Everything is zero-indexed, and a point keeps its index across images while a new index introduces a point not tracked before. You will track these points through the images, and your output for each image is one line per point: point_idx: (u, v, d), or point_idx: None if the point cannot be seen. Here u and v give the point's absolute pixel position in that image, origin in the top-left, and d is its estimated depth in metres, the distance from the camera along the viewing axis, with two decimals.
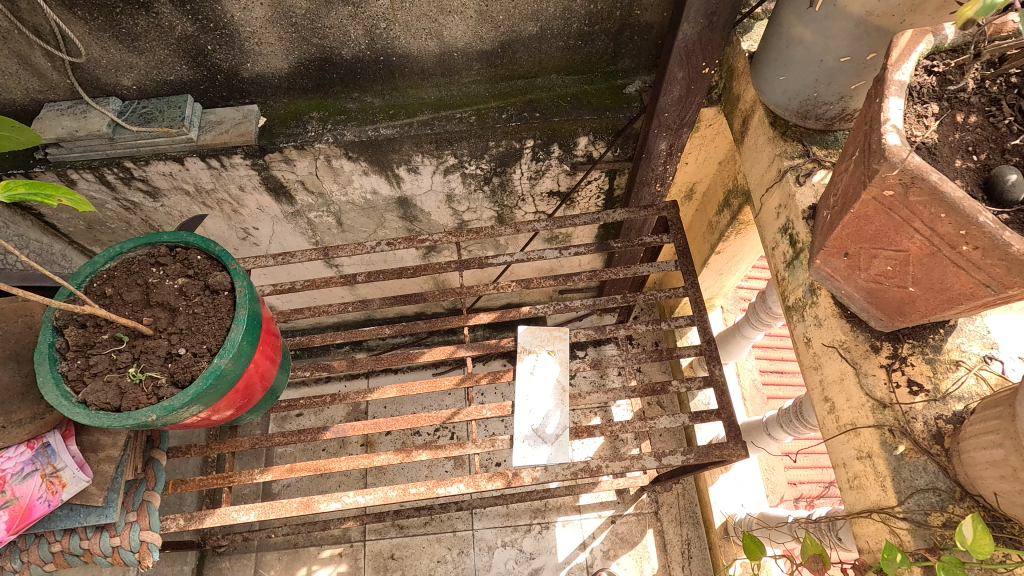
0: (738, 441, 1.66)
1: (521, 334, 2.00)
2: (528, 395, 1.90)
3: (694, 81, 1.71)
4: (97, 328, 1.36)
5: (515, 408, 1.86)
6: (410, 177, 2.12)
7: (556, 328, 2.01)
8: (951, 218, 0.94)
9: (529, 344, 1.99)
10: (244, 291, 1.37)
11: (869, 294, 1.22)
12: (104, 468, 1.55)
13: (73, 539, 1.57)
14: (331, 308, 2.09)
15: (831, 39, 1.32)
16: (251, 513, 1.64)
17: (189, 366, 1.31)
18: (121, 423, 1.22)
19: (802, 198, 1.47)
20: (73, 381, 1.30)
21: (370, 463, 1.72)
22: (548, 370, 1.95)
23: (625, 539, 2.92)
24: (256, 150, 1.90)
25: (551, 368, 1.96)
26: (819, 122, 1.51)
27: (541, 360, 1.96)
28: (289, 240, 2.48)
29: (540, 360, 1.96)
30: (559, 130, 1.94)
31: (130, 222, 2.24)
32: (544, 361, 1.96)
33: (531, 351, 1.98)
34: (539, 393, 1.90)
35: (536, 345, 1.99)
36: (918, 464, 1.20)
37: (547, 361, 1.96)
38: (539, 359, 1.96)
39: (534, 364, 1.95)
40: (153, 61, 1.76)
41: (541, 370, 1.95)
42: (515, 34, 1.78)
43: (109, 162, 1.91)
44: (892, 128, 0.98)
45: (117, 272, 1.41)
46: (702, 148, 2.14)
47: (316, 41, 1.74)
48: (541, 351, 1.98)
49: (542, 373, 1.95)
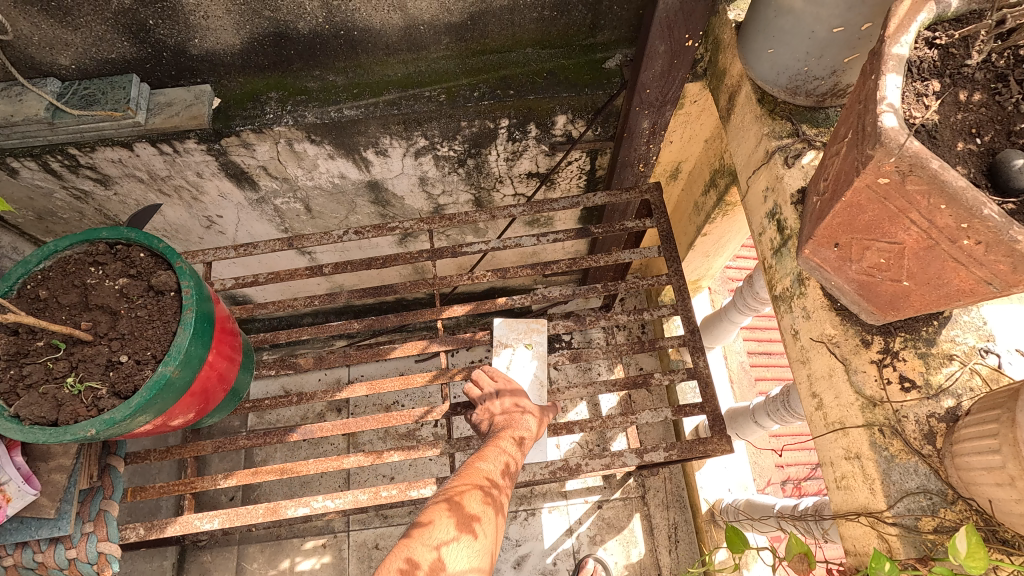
0: (722, 435, 1.60)
1: (498, 327, 1.93)
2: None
3: (677, 55, 1.59)
4: (32, 335, 1.26)
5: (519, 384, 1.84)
6: (379, 161, 2.00)
7: (534, 321, 1.93)
8: (952, 210, 0.85)
9: (507, 338, 1.92)
10: (191, 291, 1.28)
11: (860, 287, 1.14)
12: (55, 478, 1.47)
13: (27, 552, 1.50)
14: (298, 302, 1.98)
15: (823, 8, 1.21)
16: (215, 521, 1.57)
17: (131, 375, 1.22)
18: (58, 439, 1.13)
19: (790, 181, 1.38)
20: (6, 394, 1.20)
21: (339, 465, 1.64)
22: (525, 364, 1.88)
23: (611, 524, 2.89)
24: (210, 134, 1.77)
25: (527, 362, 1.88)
26: (810, 99, 1.41)
27: (519, 354, 1.89)
28: (256, 227, 2.36)
29: (518, 354, 1.89)
30: (535, 109, 1.82)
31: (83, 212, 2.11)
32: (522, 355, 1.89)
33: (508, 344, 1.91)
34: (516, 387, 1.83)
35: (514, 338, 1.92)
36: (909, 466, 1.13)
37: (525, 355, 1.89)
38: (516, 353, 1.89)
39: (512, 357, 1.89)
40: (91, 38, 1.62)
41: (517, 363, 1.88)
42: (485, 5, 1.65)
43: (51, 149, 1.77)
44: (889, 109, 0.88)
45: (52, 273, 1.30)
46: (687, 126, 2.03)
47: (268, 14, 1.60)
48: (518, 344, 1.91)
49: (519, 367, 1.87)
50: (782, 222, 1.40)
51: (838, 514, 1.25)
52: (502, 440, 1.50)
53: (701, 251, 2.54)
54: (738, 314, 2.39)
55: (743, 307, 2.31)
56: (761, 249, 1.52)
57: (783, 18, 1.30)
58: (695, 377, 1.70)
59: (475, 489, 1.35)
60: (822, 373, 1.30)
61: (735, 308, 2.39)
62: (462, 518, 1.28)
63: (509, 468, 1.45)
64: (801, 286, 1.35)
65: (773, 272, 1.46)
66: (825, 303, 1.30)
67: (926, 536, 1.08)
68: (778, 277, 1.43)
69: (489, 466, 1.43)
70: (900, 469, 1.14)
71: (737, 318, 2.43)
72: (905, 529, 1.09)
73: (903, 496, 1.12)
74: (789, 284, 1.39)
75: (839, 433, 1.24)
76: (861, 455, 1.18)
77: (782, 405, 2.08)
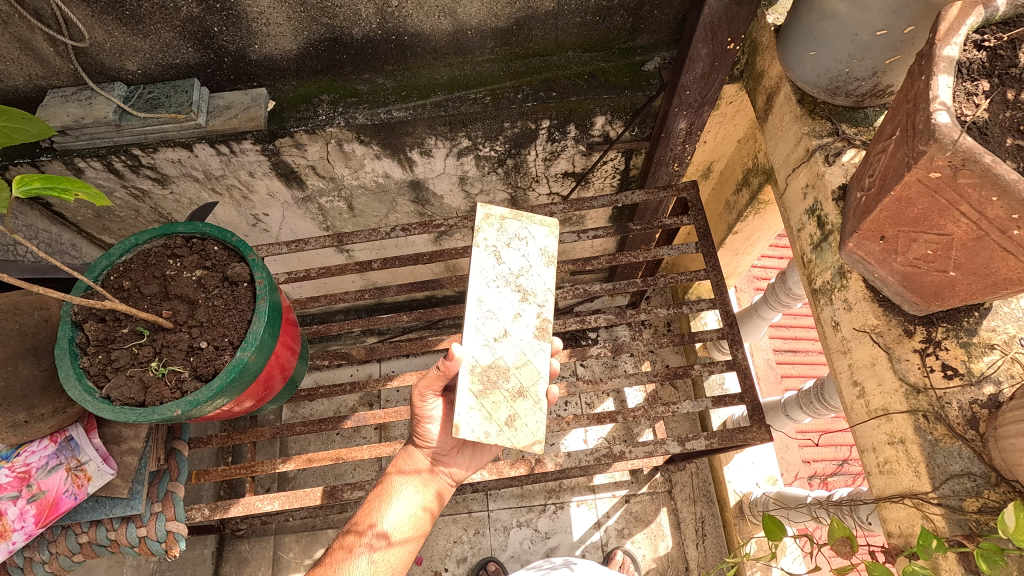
0: (761, 424, 1.69)
1: (477, 217, 1.56)
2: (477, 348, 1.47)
3: (718, 58, 1.65)
4: (117, 322, 1.40)
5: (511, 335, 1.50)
6: (423, 160, 2.07)
7: (491, 205, 1.58)
8: (1004, 202, 0.92)
9: (504, 226, 1.58)
10: (264, 282, 1.41)
11: (904, 279, 1.19)
12: (128, 460, 1.56)
13: (100, 530, 1.59)
14: (347, 296, 2.07)
15: (867, 12, 1.27)
16: (275, 502, 1.73)
17: (212, 360, 1.37)
18: (147, 418, 1.26)
19: (831, 178, 1.42)
20: (95, 376, 1.34)
21: (391, 451, 1.85)
22: (537, 274, 1.55)
23: (639, 517, 2.94)
24: (266, 135, 1.85)
25: (555, 276, 1.56)
26: (850, 98, 1.46)
27: (530, 247, 1.57)
28: (300, 226, 2.44)
29: (525, 255, 1.56)
30: (576, 110, 1.88)
31: (139, 211, 2.22)
32: (535, 250, 1.57)
33: (504, 243, 1.56)
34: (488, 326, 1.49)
35: (511, 235, 1.57)
36: (953, 449, 1.15)
37: (539, 260, 1.57)
38: (523, 255, 1.56)
39: (519, 258, 1.55)
40: (159, 44, 1.71)
41: (527, 273, 1.55)
42: (532, 10, 1.71)
43: (116, 150, 1.87)
44: (942, 107, 0.95)
45: (134, 265, 1.45)
46: (721, 126, 2.09)
47: (326, 20, 1.68)
48: (531, 232, 1.59)
49: (529, 281, 1.54)
50: (822, 218, 1.44)
51: (881, 497, 1.28)
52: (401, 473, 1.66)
53: (731, 249, 2.59)
54: (769, 310, 2.43)
55: (774, 303, 2.36)
56: (799, 244, 1.56)
57: (826, 22, 1.36)
58: (734, 368, 1.82)
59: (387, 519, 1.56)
60: (864, 361, 1.33)
61: (766, 304, 2.44)
62: (455, 482, 1.72)
63: (434, 448, 1.68)
64: (841, 279, 1.39)
65: (813, 266, 1.50)
66: (867, 295, 1.33)
67: (971, 515, 1.10)
68: (818, 271, 1.47)
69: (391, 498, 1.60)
70: (944, 452, 1.16)
71: (768, 314, 2.48)
72: (950, 509, 1.11)
73: (947, 478, 1.13)
74: (829, 277, 1.43)
75: (882, 419, 1.27)
76: (905, 439, 1.21)
77: (816, 398, 2.12)
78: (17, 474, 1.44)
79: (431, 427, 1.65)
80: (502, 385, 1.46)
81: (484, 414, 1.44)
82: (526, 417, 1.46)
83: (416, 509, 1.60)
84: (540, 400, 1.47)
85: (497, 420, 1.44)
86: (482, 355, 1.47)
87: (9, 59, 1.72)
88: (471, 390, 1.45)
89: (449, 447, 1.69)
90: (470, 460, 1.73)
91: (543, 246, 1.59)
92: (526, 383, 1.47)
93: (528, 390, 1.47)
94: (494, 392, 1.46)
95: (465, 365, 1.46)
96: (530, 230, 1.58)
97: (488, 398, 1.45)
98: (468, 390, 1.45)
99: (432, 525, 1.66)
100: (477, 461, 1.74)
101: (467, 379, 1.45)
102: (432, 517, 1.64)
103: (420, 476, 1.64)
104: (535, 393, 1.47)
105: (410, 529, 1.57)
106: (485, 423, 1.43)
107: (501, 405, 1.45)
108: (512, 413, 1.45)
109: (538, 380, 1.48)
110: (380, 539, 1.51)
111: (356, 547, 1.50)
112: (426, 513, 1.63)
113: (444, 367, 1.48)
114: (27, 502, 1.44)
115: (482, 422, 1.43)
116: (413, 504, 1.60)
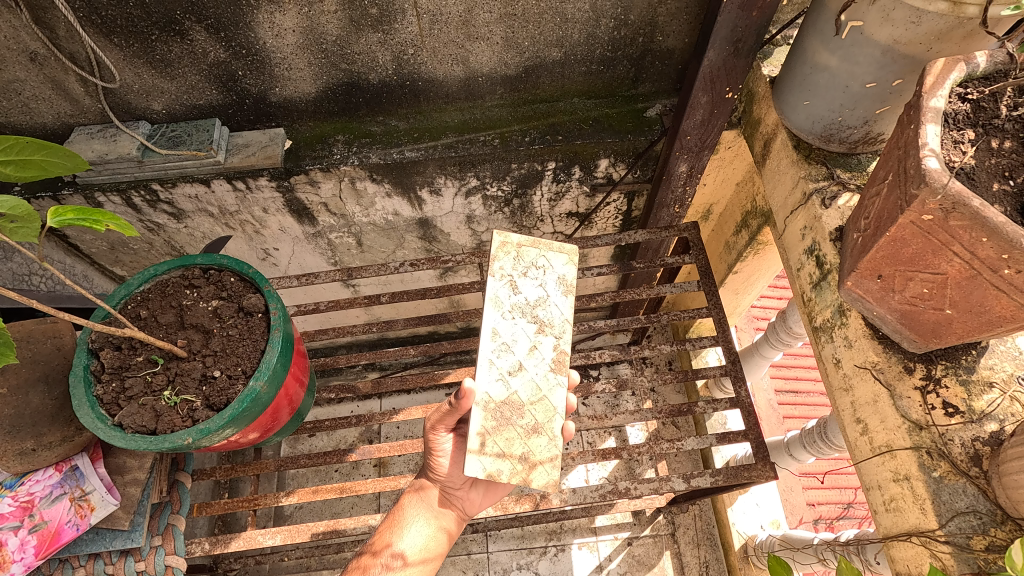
0: (766, 462, 1.69)
1: (493, 246, 1.59)
2: (487, 384, 1.49)
3: (718, 105, 1.74)
4: (132, 350, 1.46)
5: (528, 369, 1.51)
6: (432, 199, 2.14)
7: (507, 233, 1.61)
8: (993, 242, 0.96)
9: (520, 253, 1.60)
10: (278, 313, 1.46)
11: (902, 316, 1.22)
12: (131, 491, 1.56)
13: (98, 563, 1.59)
14: (356, 328, 2.09)
15: (857, 66, 1.35)
16: (277, 537, 1.71)
17: (225, 389, 1.41)
18: (158, 446, 1.30)
19: (828, 220, 1.47)
20: (108, 404, 1.39)
21: (395, 485, 1.83)
22: (555, 303, 1.57)
23: (642, 561, 2.87)
24: (281, 172, 1.91)
25: (572, 305, 1.58)
26: (843, 145, 1.53)
27: (547, 275, 1.59)
28: (309, 260, 2.49)
29: (542, 284, 1.58)
30: (580, 153, 1.96)
31: (153, 244, 2.27)
32: (552, 279, 1.59)
33: (520, 273, 1.58)
34: (502, 362, 1.51)
35: (526, 264, 1.59)
36: (958, 487, 1.16)
37: (556, 289, 1.59)
38: (539, 284, 1.58)
39: (536, 287, 1.58)
40: (185, 86, 1.80)
41: (543, 303, 1.57)
42: (539, 59, 1.81)
43: (136, 185, 1.93)
44: (931, 153, 1.01)
45: (152, 294, 1.52)
46: (721, 170, 2.18)
47: (344, 66, 1.77)
48: (548, 260, 1.61)
49: (546, 311, 1.56)
50: (821, 258, 1.48)
51: (888, 536, 1.27)
52: (410, 497, 1.68)
53: (732, 289, 2.64)
54: (770, 349, 2.47)
55: (776, 342, 2.39)
56: (798, 283, 1.60)
57: (819, 74, 1.44)
58: (737, 406, 1.83)
59: (398, 539, 1.56)
60: (867, 399, 1.34)
61: (767, 344, 2.47)
62: (468, 516, 1.71)
63: (446, 482, 1.67)
64: (841, 317, 1.42)
65: (812, 305, 1.53)
66: (866, 332, 1.36)
67: (980, 554, 1.09)
68: (818, 309, 1.50)
69: (402, 520, 1.62)
70: (949, 489, 1.16)
71: (769, 353, 2.51)
72: (958, 548, 1.10)
73: (954, 516, 1.14)
74: (829, 315, 1.46)
75: (885, 456, 1.27)
76: (909, 476, 1.21)
77: (819, 437, 2.13)
78: (21, 503, 1.46)
79: (443, 461, 1.64)
80: (516, 422, 1.48)
81: (497, 452, 1.45)
82: (541, 455, 1.46)
83: (431, 529, 1.60)
84: (555, 436, 1.49)
85: (510, 458, 1.45)
86: (495, 390, 1.49)
87: (40, 98, 1.80)
88: (483, 427, 1.46)
89: (460, 481, 1.68)
90: (484, 495, 1.71)
91: (560, 274, 1.60)
92: (540, 419, 1.49)
93: (544, 425, 1.49)
94: (507, 428, 1.47)
95: (478, 401, 1.47)
96: (546, 257, 1.61)
97: (500, 435, 1.46)
98: (480, 427, 1.46)
99: (451, 546, 1.65)
100: (491, 496, 1.70)
101: (480, 416, 1.47)
102: (450, 537, 1.64)
103: (430, 503, 1.65)
104: (550, 429, 1.49)
105: (430, 551, 1.58)
106: (499, 461, 1.44)
107: (515, 442, 1.46)
108: (527, 449, 1.46)
109: (553, 417, 1.50)
110: (397, 559, 1.51)
111: (371, 568, 1.50)
112: (444, 533, 1.63)
113: (456, 403, 1.50)
114: (28, 532, 1.44)
115: (497, 459, 1.44)
116: (427, 526, 1.60)
